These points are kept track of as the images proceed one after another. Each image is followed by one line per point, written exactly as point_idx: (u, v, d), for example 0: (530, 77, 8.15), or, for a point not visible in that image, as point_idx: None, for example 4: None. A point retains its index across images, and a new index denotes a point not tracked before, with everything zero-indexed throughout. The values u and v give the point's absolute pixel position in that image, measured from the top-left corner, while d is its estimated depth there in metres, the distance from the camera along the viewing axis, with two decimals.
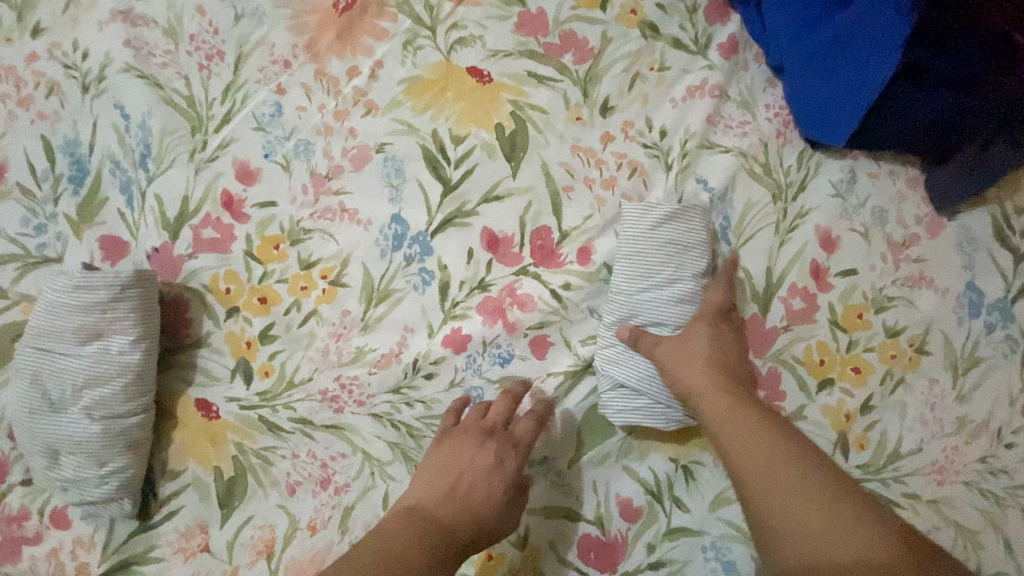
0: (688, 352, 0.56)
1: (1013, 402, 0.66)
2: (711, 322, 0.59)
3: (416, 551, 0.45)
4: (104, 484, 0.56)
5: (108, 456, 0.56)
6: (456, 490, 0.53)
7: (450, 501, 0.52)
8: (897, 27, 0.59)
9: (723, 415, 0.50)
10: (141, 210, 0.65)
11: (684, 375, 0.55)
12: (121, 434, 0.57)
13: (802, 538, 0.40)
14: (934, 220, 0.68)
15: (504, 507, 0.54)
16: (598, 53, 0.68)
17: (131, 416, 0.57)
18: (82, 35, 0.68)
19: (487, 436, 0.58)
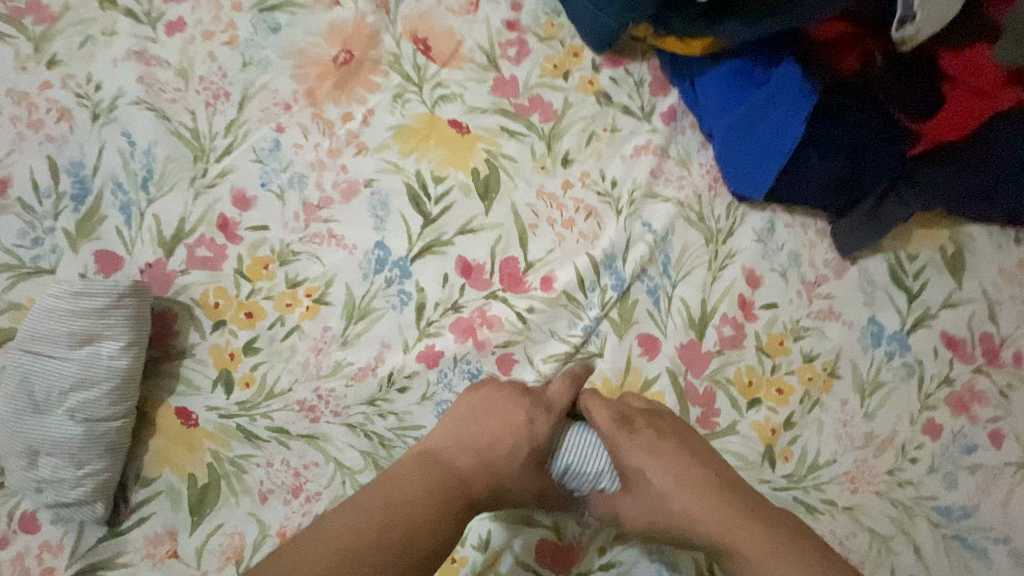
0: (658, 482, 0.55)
1: (913, 421, 0.76)
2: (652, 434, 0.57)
3: (426, 503, 0.51)
4: (81, 485, 0.58)
5: (87, 458, 0.59)
6: (481, 433, 0.57)
7: (471, 442, 0.56)
8: (801, 105, 0.74)
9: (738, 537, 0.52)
10: (139, 228, 0.70)
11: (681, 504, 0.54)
12: (103, 436, 0.60)
13: None
14: (840, 263, 0.80)
15: (527, 465, 0.56)
16: (560, 114, 0.80)
17: (115, 419, 0.60)
18: (97, 70, 0.75)
19: (522, 392, 0.60)
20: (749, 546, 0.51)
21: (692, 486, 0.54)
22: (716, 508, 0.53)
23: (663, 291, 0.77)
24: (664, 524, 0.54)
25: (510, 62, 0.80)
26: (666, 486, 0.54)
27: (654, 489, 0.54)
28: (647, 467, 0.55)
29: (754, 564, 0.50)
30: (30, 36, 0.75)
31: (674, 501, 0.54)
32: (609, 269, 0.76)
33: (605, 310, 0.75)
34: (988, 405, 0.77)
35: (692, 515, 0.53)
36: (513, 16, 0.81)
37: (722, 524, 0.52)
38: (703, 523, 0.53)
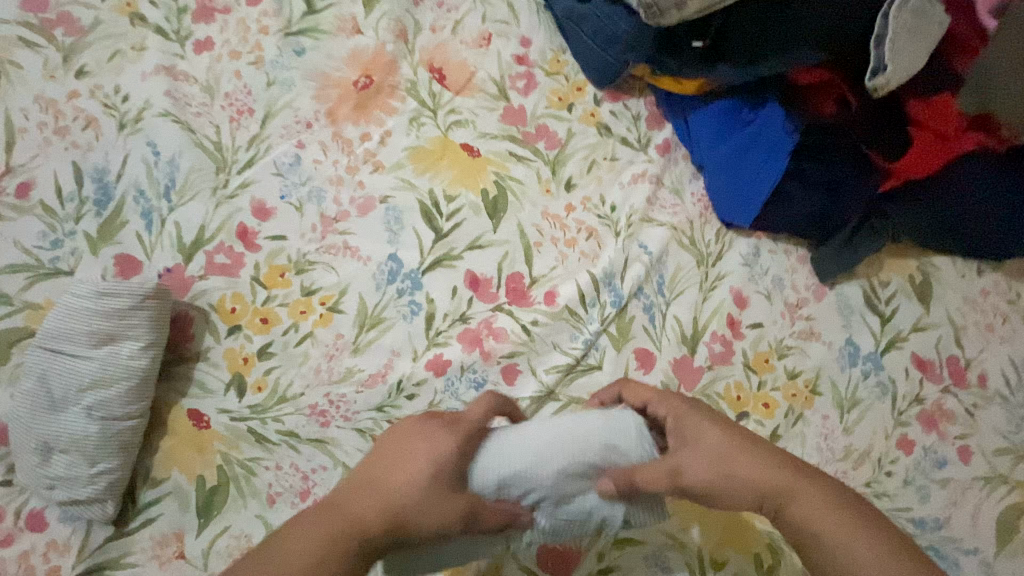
0: (710, 442, 0.56)
1: (888, 436, 0.82)
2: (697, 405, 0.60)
3: (310, 551, 0.47)
4: (94, 483, 0.60)
5: (100, 456, 0.60)
6: (393, 474, 0.52)
7: (380, 483, 0.52)
8: (783, 142, 0.82)
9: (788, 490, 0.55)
10: (160, 234, 0.72)
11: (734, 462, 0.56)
12: (117, 434, 0.61)
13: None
14: (819, 288, 0.86)
15: (431, 498, 0.51)
16: (564, 142, 0.86)
17: (129, 418, 0.62)
18: (125, 82, 0.77)
19: (433, 416, 0.56)
20: (798, 499, 0.54)
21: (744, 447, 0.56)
22: (767, 465, 0.55)
23: (658, 309, 0.82)
24: (723, 481, 0.55)
25: (518, 93, 0.87)
26: (724, 436, 0.57)
27: (714, 439, 0.56)
28: (704, 421, 0.58)
29: (806, 514, 0.53)
30: (57, 44, 0.77)
31: (738, 451, 0.56)
32: (608, 287, 0.81)
33: (604, 325, 0.79)
34: (954, 422, 0.83)
35: (749, 470, 0.55)
36: (522, 51, 0.88)
37: (778, 466, 0.55)
38: (763, 467, 0.55)
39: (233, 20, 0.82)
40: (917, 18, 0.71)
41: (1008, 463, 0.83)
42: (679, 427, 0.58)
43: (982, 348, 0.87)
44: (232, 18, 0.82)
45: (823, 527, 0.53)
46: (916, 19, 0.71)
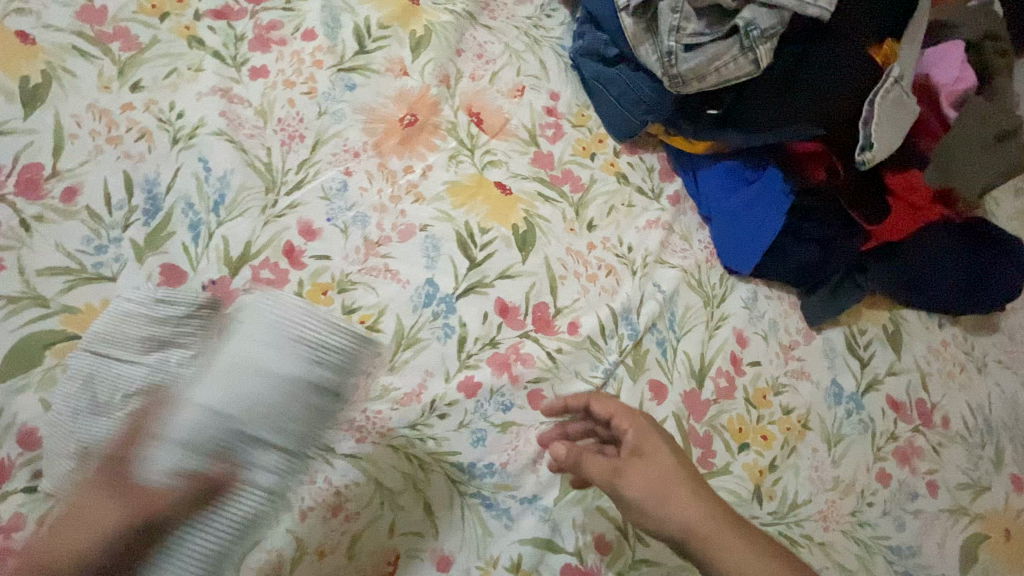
0: (653, 473, 0.60)
1: (870, 469, 0.90)
2: (653, 438, 0.64)
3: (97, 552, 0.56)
4: None
5: None
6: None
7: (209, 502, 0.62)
8: (780, 202, 0.93)
9: (713, 533, 0.57)
10: (206, 246, 0.74)
11: (667, 497, 0.59)
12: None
13: None
14: (808, 332, 0.95)
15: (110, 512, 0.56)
16: (588, 187, 0.94)
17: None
18: (180, 99, 0.80)
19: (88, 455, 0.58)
20: (721, 542, 0.56)
21: (686, 483, 0.60)
22: (699, 504, 0.58)
23: (669, 344, 0.89)
24: (656, 509, 0.59)
25: (548, 140, 0.95)
26: (672, 462, 0.62)
27: (661, 460, 0.62)
28: (655, 444, 0.63)
29: (727, 558, 0.55)
30: (113, 56, 0.79)
31: (680, 485, 0.59)
32: (626, 321, 0.87)
33: (622, 356, 0.86)
34: (924, 459, 0.93)
35: (681, 505, 0.58)
36: (552, 104, 0.97)
37: (709, 501, 0.59)
38: (694, 498, 0.59)
39: (288, 52, 0.87)
40: (895, 106, 0.85)
41: (970, 497, 0.92)
42: (638, 443, 0.64)
43: (944, 392, 0.98)
44: (287, 49, 0.87)
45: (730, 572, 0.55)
46: (894, 107, 0.84)
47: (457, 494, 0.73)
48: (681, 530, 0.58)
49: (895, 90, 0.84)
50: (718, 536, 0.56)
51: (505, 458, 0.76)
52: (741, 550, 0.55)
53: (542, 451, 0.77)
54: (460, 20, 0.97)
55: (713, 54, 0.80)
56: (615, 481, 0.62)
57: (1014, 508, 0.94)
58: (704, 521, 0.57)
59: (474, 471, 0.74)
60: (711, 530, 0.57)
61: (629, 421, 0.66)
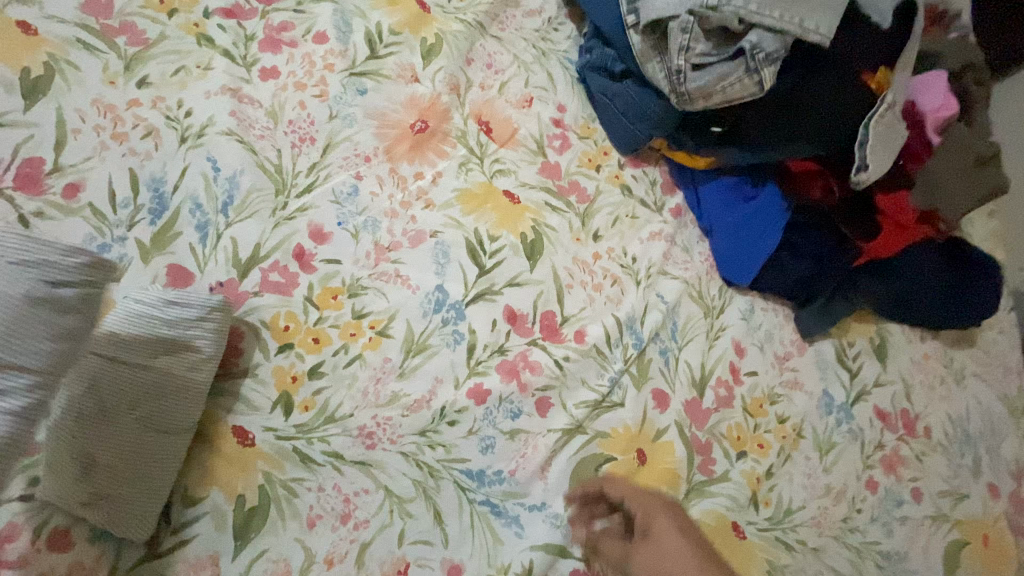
0: (654, 551, 0.67)
1: (859, 477, 0.93)
2: (661, 515, 0.70)
3: None
4: (142, 497, 0.59)
5: (154, 469, 0.60)
6: (155, 465, 0.60)
7: (152, 473, 0.59)
8: (777, 219, 0.97)
9: None
10: (214, 248, 0.73)
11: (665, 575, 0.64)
12: (169, 446, 0.61)
13: None
14: (801, 343, 0.99)
15: None
16: (593, 198, 0.96)
17: (183, 430, 0.62)
18: (188, 97, 0.78)
19: None
20: None
21: (680, 560, 0.64)
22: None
23: (672, 353, 0.90)
24: None
25: (555, 151, 0.96)
26: (680, 540, 0.67)
27: (668, 538, 0.67)
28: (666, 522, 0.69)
29: None
30: (119, 51, 0.77)
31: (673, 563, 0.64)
32: (630, 331, 0.89)
33: (626, 364, 0.87)
34: (909, 467, 0.97)
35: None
36: (559, 115, 0.99)
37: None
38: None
39: (299, 54, 0.86)
40: (887, 131, 0.89)
41: (950, 504, 0.97)
42: (647, 523, 0.70)
43: (927, 403, 1.02)
44: (298, 51, 0.86)
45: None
46: (886, 132, 0.89)
47: (466, 500, 0.73)
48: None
49: (888, 116, 0.88)
50: None
51: (513, 466, 0.76)
52: None
53: (550, 458, 0.78)
54: (470, 30, 0.98)
55: (720, 75, 0.83)
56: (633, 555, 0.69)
57: (991, 514, 0.99)
58: None
59: (484, 478, 0.74)
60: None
61: (640, 501, 0.72)
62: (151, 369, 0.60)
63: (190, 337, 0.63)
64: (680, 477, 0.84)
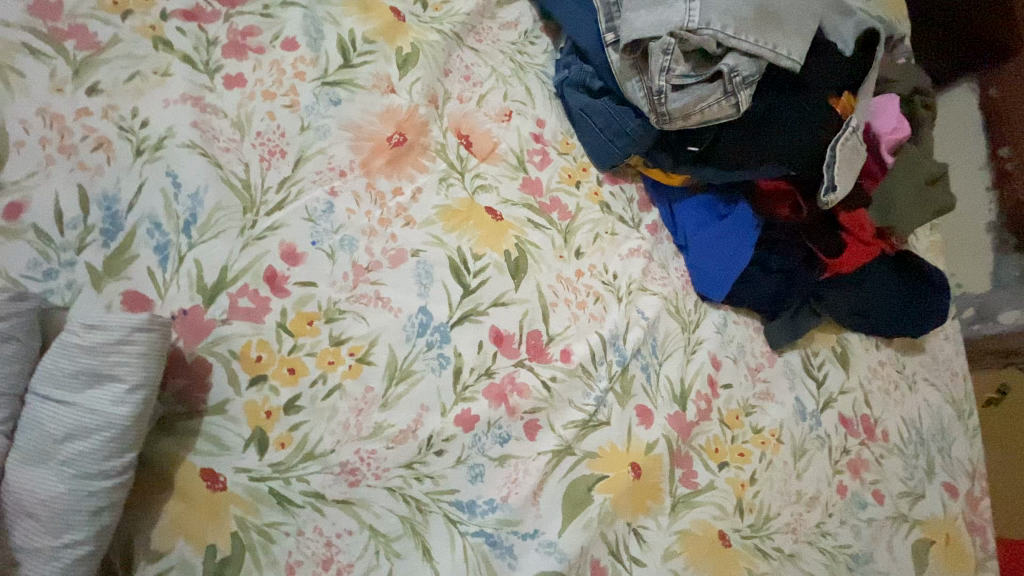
0: None
1: (829, 481, 0.97)
2: None
3: None
4: (63, 552, 0.53)
5: (72, 521, 0.53)
6: (72, 517, 0.53)
7: (70, 528, 0.53)
8: (748, 235, 1.00)
9: None
10: (176, 272, 0.66)
11: None
12: (91, 493, 0.54)
13: None
14: (771, 355, 1.02)
15: None
16: (574, 215, 0.95)
17: (109, 473, 0.55)
18: (144, 106, 0.71)
19: None
20: None
21: None
22: None
23: (653, 368, 0.91)
24: None
25: (535, 166, 0.95)
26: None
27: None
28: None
29: None
30: (63, 52, 0.69)
31: None
32: (614, 348, 0.89)
33: (611, 382, 0.87)
34: (870, 469, 1.02)
35: None
36: (538, 130, 0.98)
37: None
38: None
39: (266, 61, 0.81)
40: (851, 151, 0.93)
41: (908, 503, 1.03)
42: None
43: (884, 408, 1.09)
44: (266, 58, 0.81)
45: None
46: (851, 152, 0.93)
47: (457, 534, 0.70)
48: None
49: (852, 137, 0.93)
50: None
51: (505, 493, 0.74)
52: None
53: (541, 482, 0.76)
54: (448, 40, 0.95)
55: (699, 96, 0.84)
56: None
57: (950, 513, 1.06)
58: None
59: (475, 509, 0.72)
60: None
61: None
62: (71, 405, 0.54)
63: (111, 367, 0.56)
64: (665, 491, 0.84)
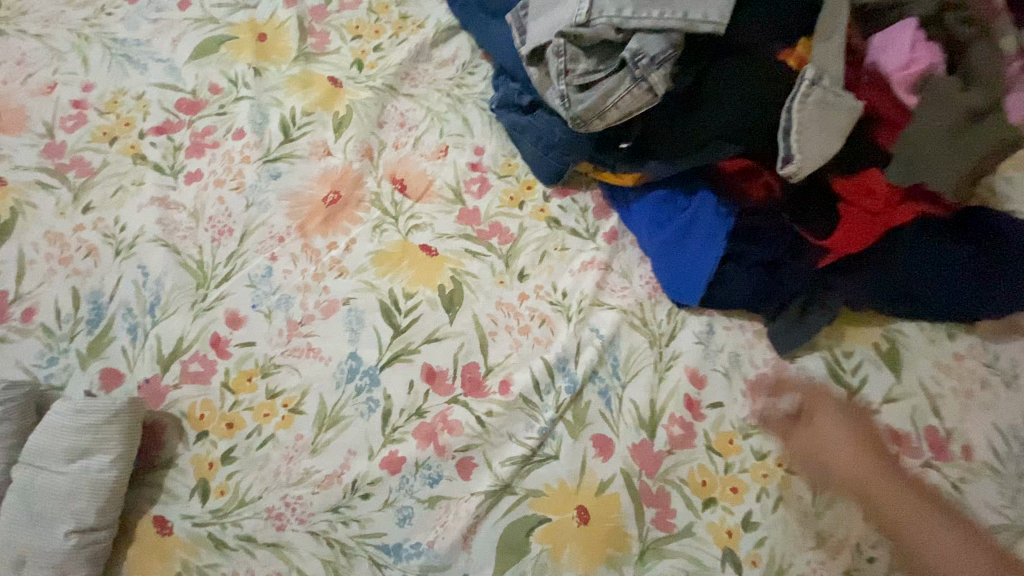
0: (826, 442, 0.78)
1: (866, 517, 0.77)
2: (840, 413, 0.80)
3: None
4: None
5: (70, 569, 0.64)
6: None
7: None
8: (717, 227, 0.86)
9: (892, 495, 0.75)
10: (142, 347, 0.80)
11: (855, 465, 0.77)
12: (90, 544, 0.65)
13: (946, 558, 0.71)
14: (778, 362, 0.85)
15: None
16: (517, 237, 0.90)
17: (101, 529, 0.66)
18: (124, 214, 0.87)
19: None
20: (917, 533, 0.73)
21: (864, 449, 0.77)
22: (874, 462, 0.77)
23: (614, 392, 0.82)
24: (870, 496, 0.76)
25: (473, 195, 0.93)
26: (836, 423, 0.79)
27: (829, 436, 0.78)
28: (830, 417, 0.80)
29: (937, 556, 0.71)
30: (67, 185, 0.89)
31: (869, 458, 0.77)
32: (562, 372, 0.82)
33: (559, 412, 0.80)
34: (943, 501, 0.78)
35: (868, 472, 0.76)
36: (476, 158, 0.96)
37: (865, 452, 0.77)
38: (858, 441, 0.78)
39: (220, 153, 0.93)
40: (824, 107, 0.76)
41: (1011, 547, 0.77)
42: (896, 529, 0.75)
43: (964, 418, 0.82)
44: (219, 150, 0.94)
45: (890, 502, 0.74)
46: (823, 108, 0.76)
47: None
48: (848, 485, 0.77)
49: (819, 90, 0.76)
50: (929, 532, 0.72)
51: (432, 537, 0.73)
52: (897, 491, 0.75)
53: (471, 524, 0.74)
54: (380, 94, 1.00)
55: (605, 90, 0.77)
56: (768, 424, 0.81)
57: None
58: (893, 495, 0.75)
59: (402, 553, 0.73)
60: (869, 482, 0.76)
61: (811, 396, 0.82)
62: (66, 475, 0.65)
63: (99, 443, 0.67)
64: (628, 534, 0.75)
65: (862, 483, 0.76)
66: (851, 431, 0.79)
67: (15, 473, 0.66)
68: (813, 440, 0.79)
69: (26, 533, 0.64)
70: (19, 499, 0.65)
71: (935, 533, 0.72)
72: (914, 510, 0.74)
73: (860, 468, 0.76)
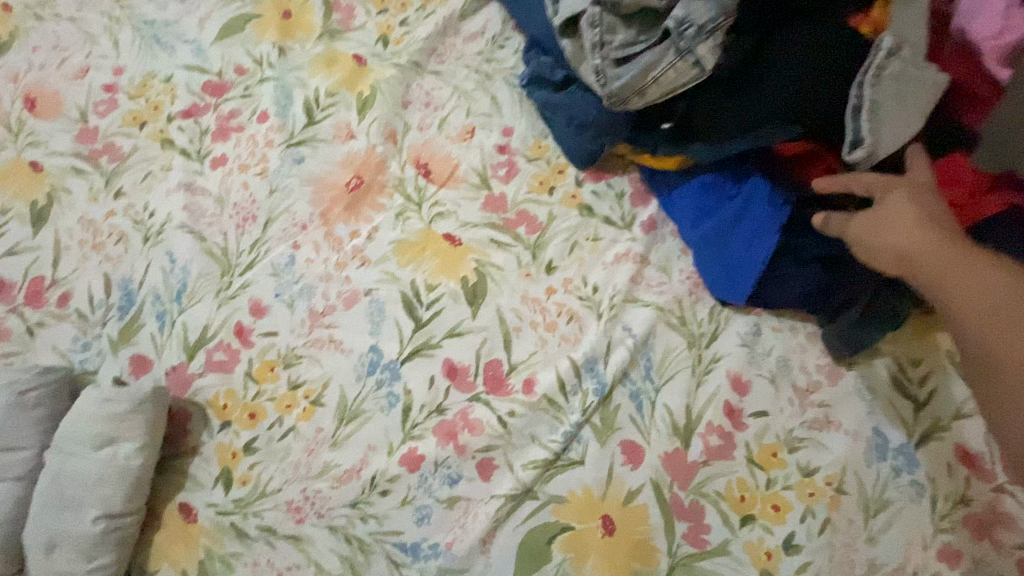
0: (884, 220, 0.62)
1: (926, 546, 0.69)
2: (908, 189, 0.63)
3: None
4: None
5: (98, 553, 0.66)
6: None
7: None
8: (771, 217, 0.77)
9: (955, 270, 0.55)
10: (169, 334, 0.80)
11: (893, 231, 0.61)
12: (118, 529, 0.67)
13: (984, 312, 0.52)
14: (833, 369, 0.77)
15: None
16: (546, 226, 0.84)
17: (128, 514, 0.68)
18: (152, 199, 0.88)
19: None
20: (964, 292, 0.54)
21: (922, 221, 0.59)
22: (932, 236, 0.58)
23: (646, 396, 0.76)
24: (910, 256, 0.59)
25: (499, 180, 0.88)
26: (911, 202, 0.61)
27: (895, 209, 0.62)
28: (903, 194, 0.62)
29: (970, 299, 0.53)
30: (100, 171, 0.89)
31: (921, 224, 0.59)
32: (591, 373, 0.77)
33: (586, 415, 0.75)
34: None
35: (910, 229, 0.59)
36: (504, 140, 0.90)
37: (937, 231, 0.58)
38: (927, 217, 0.59)
39: (244, 136, 0.92)
40: (902, 81, 0.67)
41: None
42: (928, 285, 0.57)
43: None
44: (244, 134, 0.92)
45: (941, 271, 0.56)
46: (901, 83, 0.67)
47: None
48: (897, 261, 0.60)
49: (898, 61, 0.67)
50: (970, 285, 0.53)
51: (450, 538, 0.71)
52: (958, 268, 0.55)
53: (490, 528, 0.71)
54: (406, 72, 0.95)
55: (647, 64, 0.69)
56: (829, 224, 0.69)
57: None
58: (936, 262, 0.57)
59: (419, 552, 0.71)
60: (919, 255, 0.58)
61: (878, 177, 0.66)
62: (93, 462, 0.67)
63: (123, 432, 0.67)
64: (655, 549, 0.70)
65: (910, 248, 0.59)
66: (920, 210, 0.60)
67: (48, 458, 0.68)
68: (869, 223, 0.63)
69: (59, 516, 0.66)
70: (52, 483, 0.67)
71: (976, 290, 0.53)
72: (953, 274, 0.55)
73: (920, 239, 0.58)
